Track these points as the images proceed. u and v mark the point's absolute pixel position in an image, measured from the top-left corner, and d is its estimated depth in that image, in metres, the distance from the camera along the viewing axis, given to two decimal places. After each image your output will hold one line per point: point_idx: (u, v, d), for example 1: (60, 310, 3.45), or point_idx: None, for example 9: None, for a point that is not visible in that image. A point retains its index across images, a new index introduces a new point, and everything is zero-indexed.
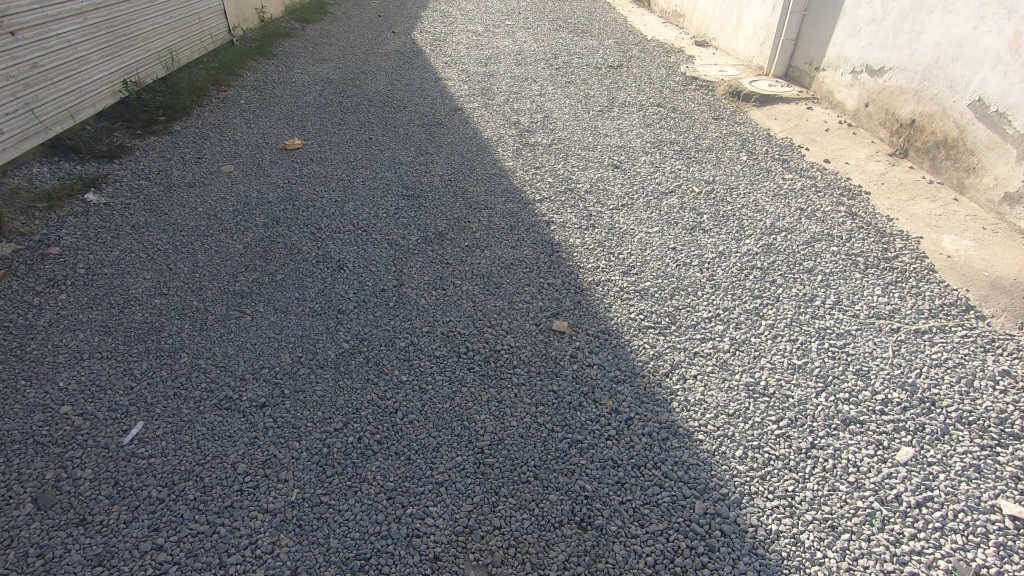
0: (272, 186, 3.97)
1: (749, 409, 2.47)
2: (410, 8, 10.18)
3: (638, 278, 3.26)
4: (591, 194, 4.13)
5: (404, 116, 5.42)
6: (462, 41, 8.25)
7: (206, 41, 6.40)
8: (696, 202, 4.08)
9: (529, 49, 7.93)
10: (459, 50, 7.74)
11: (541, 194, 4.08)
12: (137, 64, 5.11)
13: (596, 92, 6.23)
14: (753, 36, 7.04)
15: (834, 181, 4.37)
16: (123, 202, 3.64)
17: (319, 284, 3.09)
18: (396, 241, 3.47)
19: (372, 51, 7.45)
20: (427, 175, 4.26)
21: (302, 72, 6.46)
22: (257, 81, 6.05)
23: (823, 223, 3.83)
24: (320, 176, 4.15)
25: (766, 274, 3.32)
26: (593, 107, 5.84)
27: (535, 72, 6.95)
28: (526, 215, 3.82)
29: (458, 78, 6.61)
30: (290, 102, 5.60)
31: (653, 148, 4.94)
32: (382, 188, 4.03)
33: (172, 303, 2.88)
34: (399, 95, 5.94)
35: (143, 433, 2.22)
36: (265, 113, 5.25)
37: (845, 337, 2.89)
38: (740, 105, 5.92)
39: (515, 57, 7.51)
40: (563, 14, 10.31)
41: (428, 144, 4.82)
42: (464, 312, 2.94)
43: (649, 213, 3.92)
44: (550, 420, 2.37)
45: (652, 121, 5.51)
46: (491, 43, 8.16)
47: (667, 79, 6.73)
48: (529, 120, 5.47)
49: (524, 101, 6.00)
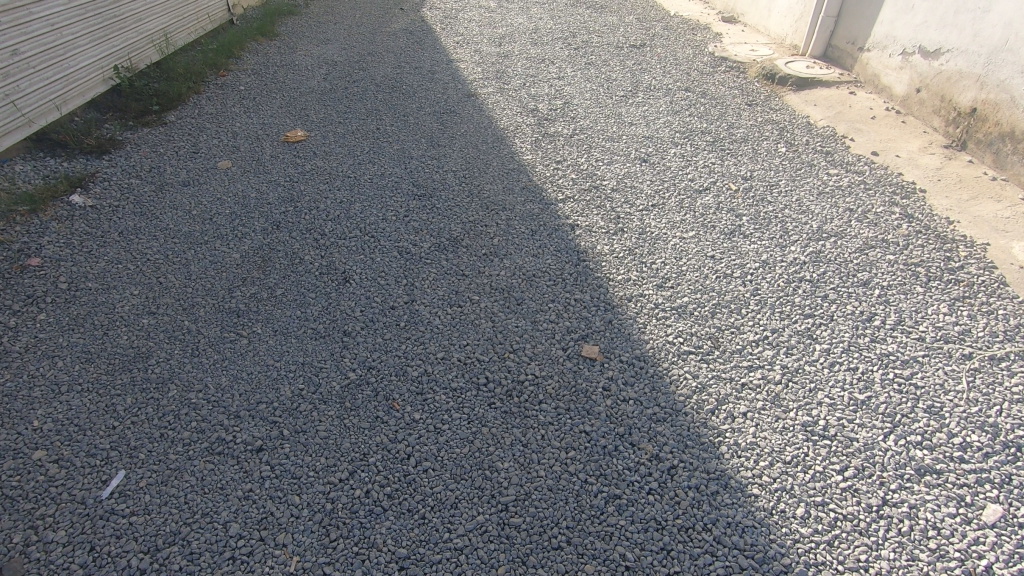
0: (272, 185, 3.66)
1: (809, 456, 2.16)
2: None
3: (674, 293, 2.94)
4: (617, 192, 3.79)
5: (414, 103, 5.06)
6: (474, 18, 7.79)
7: (204, 20, 6.03)
8: (732, 202, 3.72)
9: (545, 26, 7.47)
10: (471, 28, 7.30)
11: (563, 193, 3.74)
12: (129, 48, 4.78)
13: (619, 75, 5.82)
14: (788, 12, 6.54)
15: (884, 177, 3.98)
16: (110, 204, 3.35)
17: (323, 300, 2.80)
18: (407, 248, 3.17)
19: (380, 30, 7.03)
20: (439, 171, 3.93)
21: (305, 54, 6.08)
22: (258, 64, 5.69)
23: (876, 227, 3.47)
24: (323, 173, 3.83)
25: (816, 288, 2.99)
26: (615, 92, 5.44)
27: (553, 52, 6.52)
28: (548, 217, 3.49)
29: (470, 60, 6.20)
30: (293, 87, 5.25)
31: (683, 138, 4.56)
32: (391, 187, 3.71)
33: (160, 324, 2.62)
34: (409, 79, 5.56)
35: (125, 485, 1.97)
36: (266, 100, 4.91)
37: (912, 365, 2.56)
38: (775, 88, 5.48)
39: (531, 36, 7.06)
40: None
41: (440, 135, 4.47)
42: (483, 334, 2.65)
43: (683, 215, 3.57)
44: (583, 471, 2.08)
45: (680, 107, 5.11)
46: (505, 21, 7.70)
47: (695, 59, 6.27)
48: (547, 107, 5.09)
49: (541, 85, 5.61)
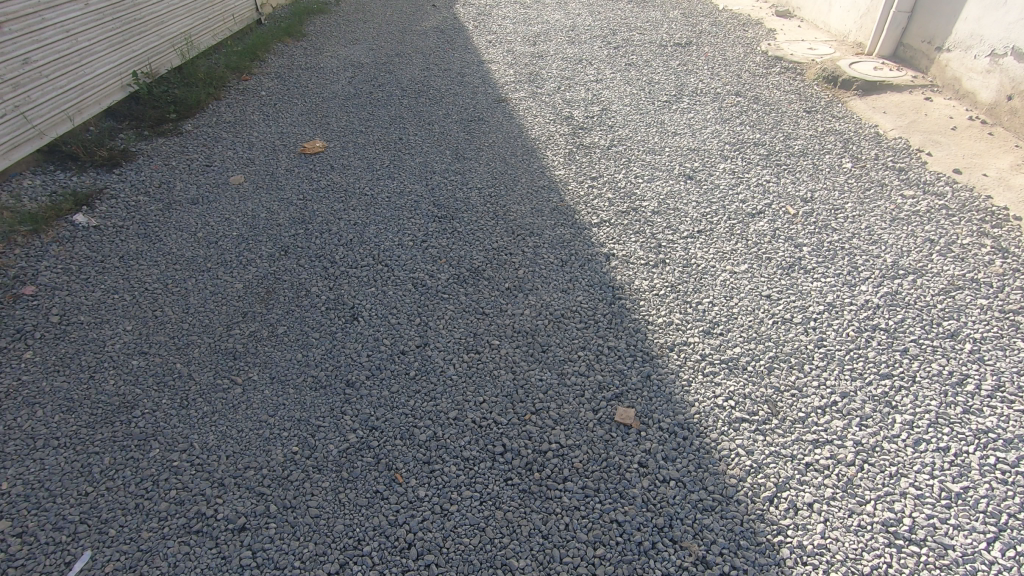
0: (284, 204, 3.42)
1: (893, 567, 1.77)
2: None
3: (724, 342, 2.55)
4: (658, 215, 3.41)
5: (440, 109, 4.76)
6: (508, 15, 7.44)
7: (230, 22, 5.86)
8: (790, 228, 3.29)
9: (583, 23, 7.05)
10: (504, 26, 6.95)
11: (598, 216, 3.38)
12: (150, 52, 4.63)
13: (662, 78, 5.39)
14: (852, 7, 5.95)
15: (969, 200, 3.48)
16: (115, 224, 3.18)
17: (328, 342, 2.53)
18: (423, 280, 2.87)
19: (410, 29, 6.74)
20: (463, 189, 3.62)
21: (332, 56, 5.85)
22: (282, 67, 5.49)
23: (962, 262, 3.00)
24: (339, 190, 3.57)
25: (893, 340, 2.55)
26: (658, 97, 5.01)
27: (591, 52, 6.12)
28: (581, 244, 3.15)
29: (503, 61, 5.86)
30: (316, 92, 5.02)
31: (733, 151, 4.12)
32: (410, 207, 3.42)
33: (151, 367, 2.40)
34: (437, 83, 5.27)
35: (89, 568, 1.74)
36: (287, 107, 4.69)
37: (1018, 445, 2.11)
38: (837, 93, 4.95)
39: (568, 34, 6.66)
40: None
41: (466, 146, 4.16)
42: (502, 389, 2.33)
43: (733, 244, 3.17)
44: (614, 575, 1.75)
45: (730, 115, 4.66)
46: (541, 18, 7.32)
47: (746, 60, 5.77)
48: (583, 114, 4.72)
49: (577, 89, 5.23)
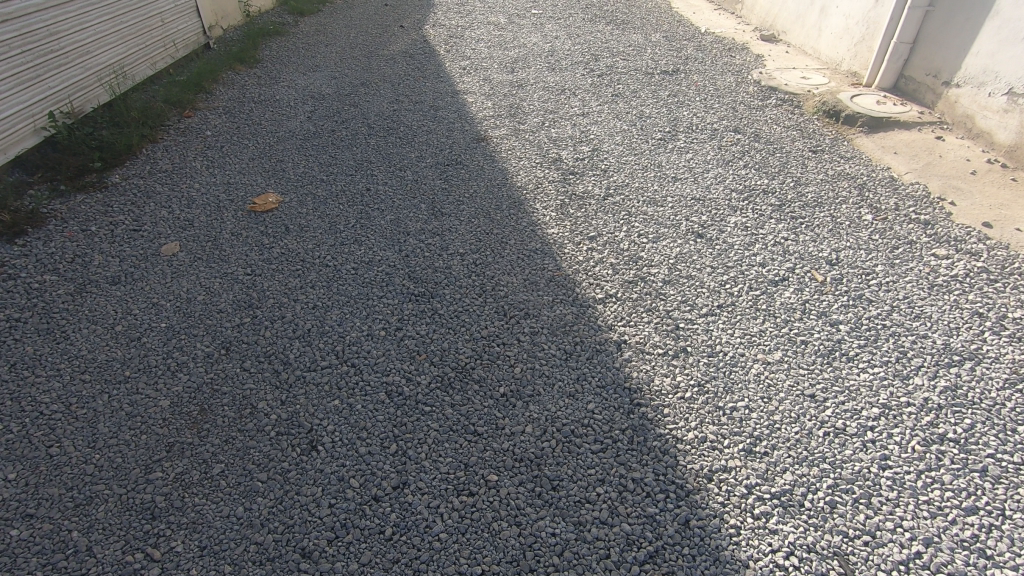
0: (228, 282, 2.84)
1: None
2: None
3: (770, 465, 2.10)
4: (670, 286, 2.96)
5: (412, 151, 4.24)
6: (482, 37, 6.98)
7: (172, 48, 5.22)
8: (821, 300, 2.88)
9: (563, 47, 6.65)
10: (479, 50, 6.49)
11: (602, 289, 2.91)
12: (71, 89, 3.97)
13: (652, 111, 4.99)
14: (845, 34, 5.68)
15: (1008, 260, 3.13)
16: (11, 316, 2.55)
17: (278, 487, 1.98)
18: (398, 386, 2.34)
19: (375, 54, 6.20)
20: (443, 255, 3.10)
21: (288, 86, 5.27)
22: (232, 100, 4.88)
23: (1019, 342, 2.62)
24: (295, 261, 3.01)
25: (968, 456, 2.14)
26: (651, 134, 4.61)
27: (574, 80, 5.71)
28: (585, 328, 2.67)
29: (479, 92, 5.38)
30: (270, 131, 4.44)
31: (742, 200, 3.72)
32: (381, 282, 2.88)
33: (37, 539, 1.80)
34: (408, 118, 4.75)
35: None
36: (235, 151, 4.10)
37: None
38: (840, 129, 4.62)
39: (547, 60, 6.24)
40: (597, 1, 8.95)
41: (444, 198, 3.65)
42: (506, 552, 1.82)
43: (760, 322, 2.74)
44: None
45: (731, 155, 4.28)
46: (517, 41, 6.89)
47: (738, 90, 5.43)
48: (572, 155, 4.27)
49: (563, 124, 4.79)
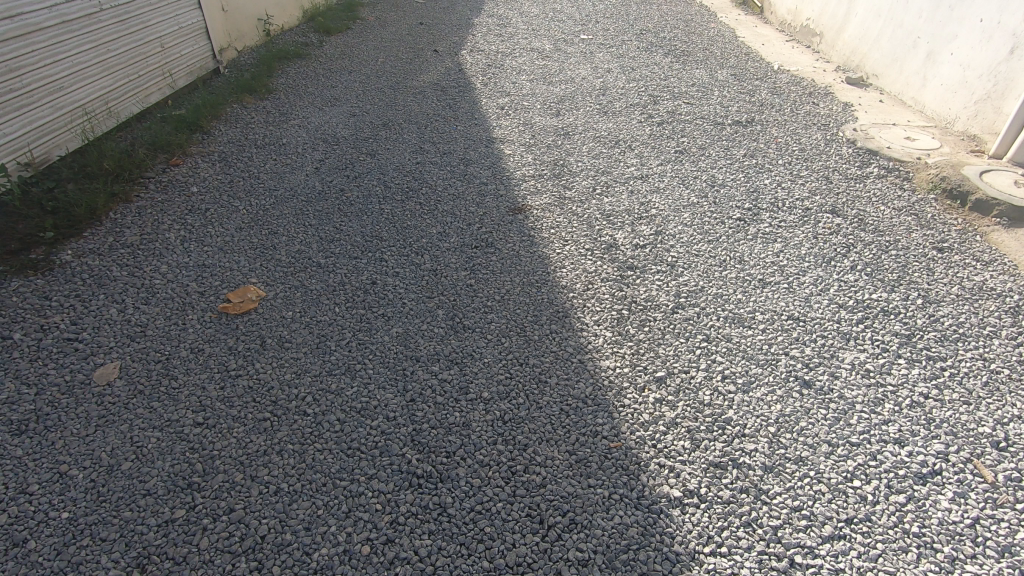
0: (170, 439, 2.10)
1: None
2: (462, 16, 8.17)
3: None
4: (773, 477, 2.11)
5: (434, 225, 3.47)
6: (525, 68, 6.23)
7: (170, 79, 4.59)
8: (997, 521, 1.99)
9: (616, 84, 5.84)
10: (521, 85, 5.74)
11: (677, 477, 2.09)
12: (31, 135, 3.32)
13: (726, 177, 4.15)
14: (961, 88, 4.72)
15: None
16: None
17: None
18: None
19: (403, 88, 5.47)
20: (459, 403, 2.31)
21: (300, 127, 4.57)
22: (231, 143, 4.20)
23: None
24: (263, 405, 2.26)
25: None
26: (727, 211, 3.77)
27: (629, 129, 4.91)
28: (657, 558, 1.83)
29: (517, 141, 4.60)
30: (268, 188, 3.73)
31: (854, 323, 2.86)
32: (373, 451, 2.10)
33: None
34: (433, 175, 4.00)
35: None
36: (222, 216, 3.40)
37: None
38: (969, 218, 3.69)
39: (598, 101, 5.43)
40: (653, 27, 8.13)
41: (468, 302, 2.87)
42: None
43: (915, 560, 1.87)
44: None
45: (831, 249, 3.41)
46: (564, 74, 6.12)
47: (828, 152, 4.54)
48: (630, 237, 3.46)
49: (617, 190, 3.98)
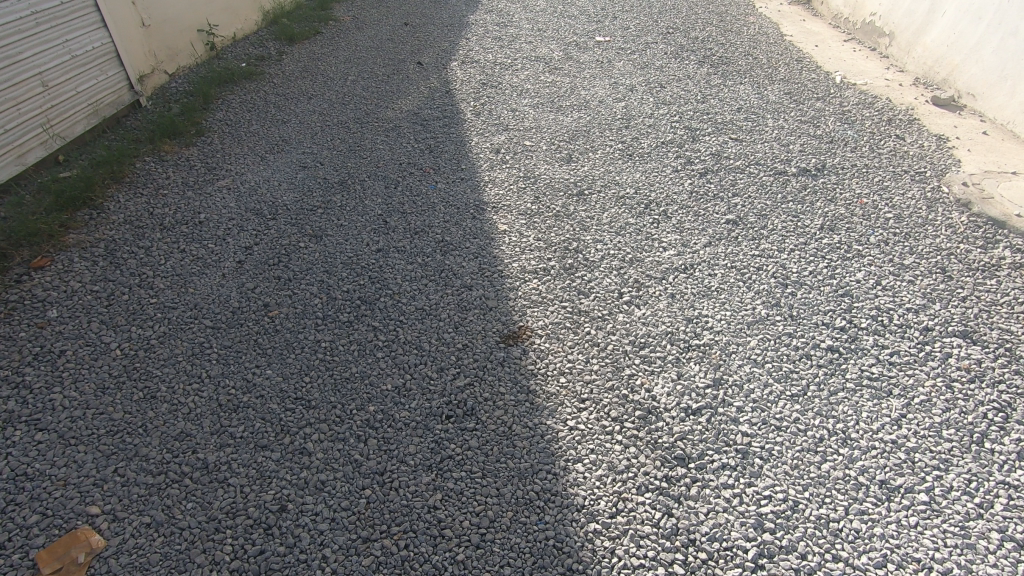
0: None
1: None
2: (456, 15, 6.95)
3: None
4: None
5: (391, 372, 2.40)
6: (529, 89, 5.07)
7: (56, 129, 3.51)
8: None
9: (643, 110, 4.68)
10: (524, 114, 4.60)
11: None
12: None
13: (800, 267, 3.04)
14: None
15: None
16: None
17: None
18: None
19: (373, 125, 4.34)
20: None
21: (230, 191, 3.48)
22: (129, 223, 3.12)
23: None
24: None
25: None
26: (810, 333, 2.66)
27: (663, 181, 3.78)
28: None
29: (516, 207, 3.48)
30: (164, 306, 2.67)
31: None
32: None
33: None
34: (399, 275, 2.91)
35: None
36: (82, 366, 2.35)
37: None
38: None
39: (621, 137, 4.28)
40: (682, 24, 6.89)
41: (428, 552, 1.81)
42: None
43: None
44: None
45: (977, 411, 2.30)
46: (577, 95, 4.96)
47: (934, 221, 3.38)
48: (676, 390, 2.37)
49: (653, 293, 2.89)
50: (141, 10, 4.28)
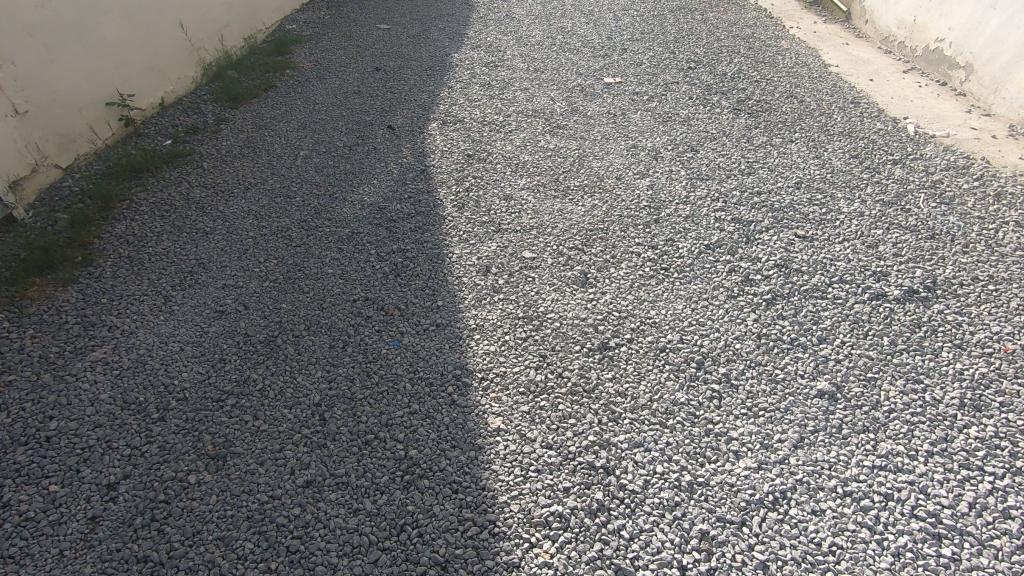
0: None
1: None
2: (437, 57, 5.91)
3: None
4: None
5: None
6: (528, 160, 4.04)
7: None
8: None
9: (675, 190, 3.64)
10: (522, 204, 3.56)
11: None
12: None
13: (951, 495, 1.99)
14: None
15: None
16: None
17: None
18: None
19: (323, 234, 3.30)
20: None
21: (106, 370, 2.45)
22: None
23: None
24: None
25: None
26: None
27: (717, 315, 2.74)
28: None
29: (514, 380, 2.43)
30: None
31: None
32: None
33: None
34: (333, 545, 1.87)
35: None
36: None
37: None
38: None
39: (652, 238, 3.24)
40: (705, 55, 5.85)
41: None
42: None
43: None
44: None
45: None
46: (589, 168, 3.93)
47: None
48: None
49: (734, 561, 1.84)
50: (12, 95, 3.25)
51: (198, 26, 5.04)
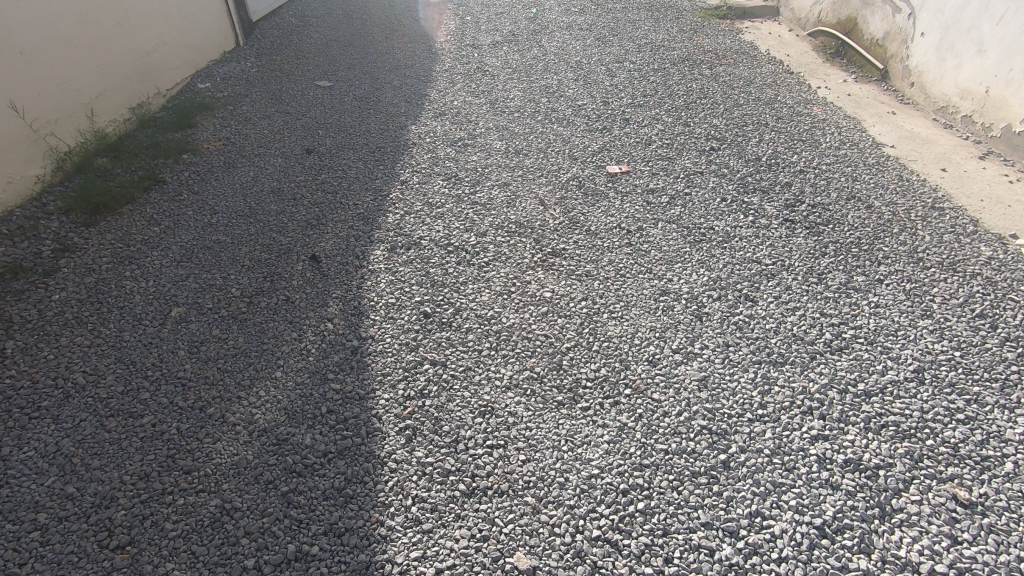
0: None
1: None
2: (390, 131, 4.61)
3: None
4: None
5: None
6: (515, 321, 2.76)
7: None
8: None
9: (741, 388, 2.41)
10: (511, 423, 2.27)
11: None
12: None
13: None
14: None
15: None
16: None
17: None
18: None
19: (170, 517, 1.93)
20: None
21: None
22: None
23: None
24: None
25: None
26: None
27: None
28: None
29: None
30: None
31: None
32: None
33: None
34: None
35: None
36: None
37: None
38: None
39: (726, 506, 1.98)
40: (727, 129, 4.71)
41: None
42: None
43: None
44: None
45: None
46: (607, 338, 2.67)
47: None
48: None
49: None
50: None
51: (52, 103, 3.66)
